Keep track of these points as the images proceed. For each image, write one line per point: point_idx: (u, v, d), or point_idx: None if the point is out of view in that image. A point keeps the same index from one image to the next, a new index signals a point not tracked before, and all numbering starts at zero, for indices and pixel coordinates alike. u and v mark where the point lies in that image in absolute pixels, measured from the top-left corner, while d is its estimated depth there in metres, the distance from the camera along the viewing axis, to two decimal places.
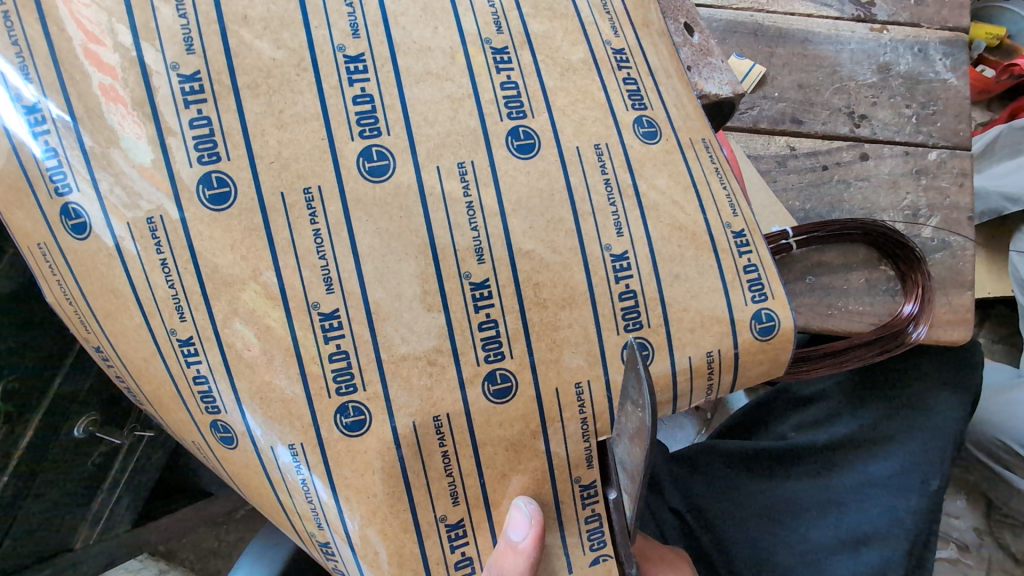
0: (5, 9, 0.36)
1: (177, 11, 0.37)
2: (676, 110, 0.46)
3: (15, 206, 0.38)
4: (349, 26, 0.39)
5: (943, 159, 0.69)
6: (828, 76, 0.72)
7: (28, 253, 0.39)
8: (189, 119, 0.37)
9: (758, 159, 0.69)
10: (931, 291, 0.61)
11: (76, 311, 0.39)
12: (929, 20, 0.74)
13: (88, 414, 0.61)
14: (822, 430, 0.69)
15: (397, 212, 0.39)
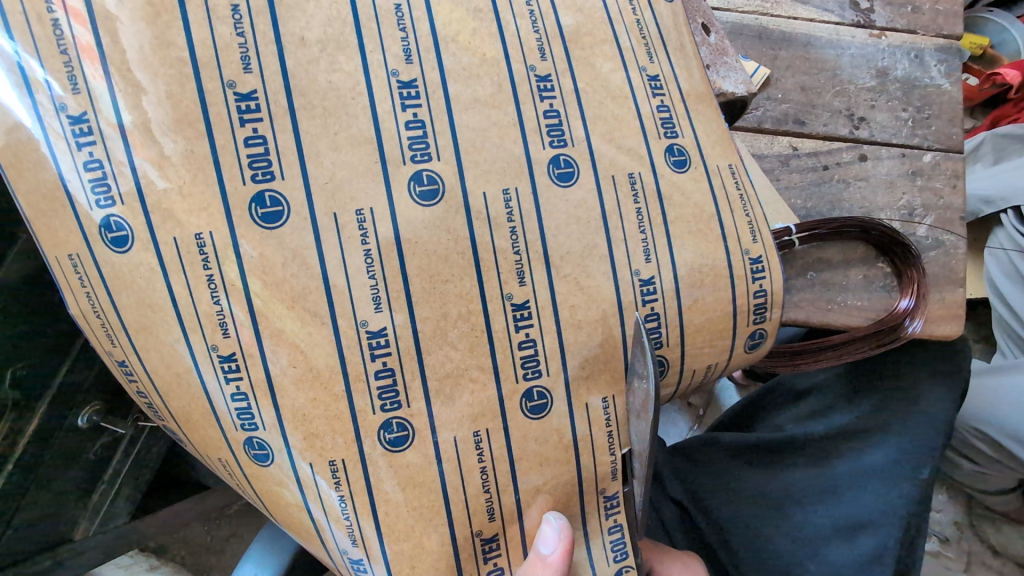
0: (56, 15, 0.36)
1: (235, 30, 0.37)
2: (705, 136, 0.48)
3: (47, 216, 0.37)
4: (402, 51, 0.40)
5: (937, 161, 0.74)
6: (829, 79, 0.77)
7: (52, 262, 0.38)
8: (245, 138, 0.37)
9: (761, 158, 0.73)
10: (926, 287, 0.65)
11: (103, 325, 0.38)
12: (925, 27, 0.81)
13: (92, 403, 0.58)
14: (819, 422, 0.75)
15: (445, 235, 0.40)
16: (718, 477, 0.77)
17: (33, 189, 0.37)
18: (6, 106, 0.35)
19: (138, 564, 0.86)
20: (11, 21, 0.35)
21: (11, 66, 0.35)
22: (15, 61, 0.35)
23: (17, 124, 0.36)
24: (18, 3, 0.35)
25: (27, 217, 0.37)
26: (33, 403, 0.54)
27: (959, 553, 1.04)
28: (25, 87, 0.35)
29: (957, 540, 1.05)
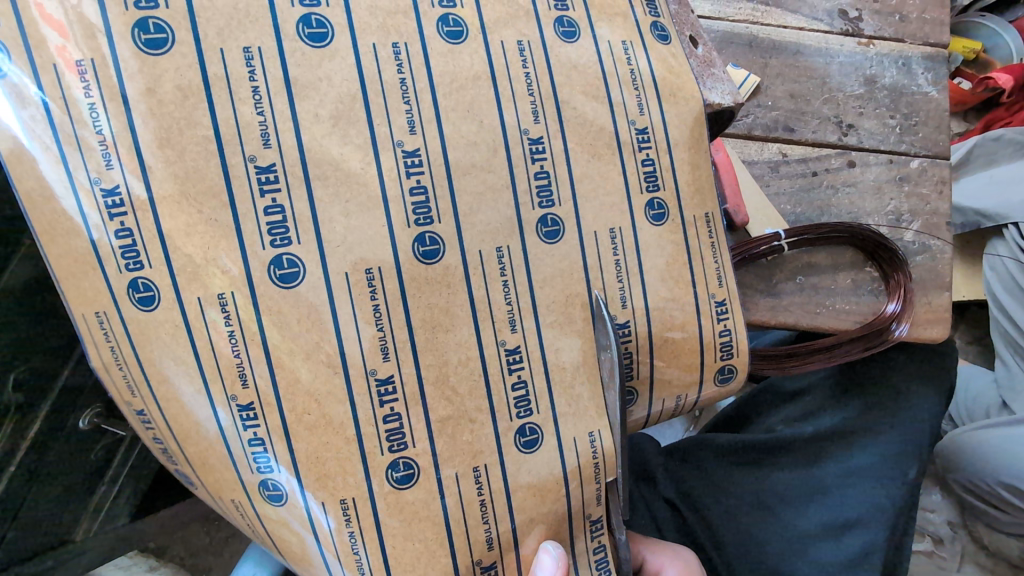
0: (92, 99, 0.39)
1: (255, 109, 0.41)
2: (689, 187, 0.51)
3: (76, 277, 0.40)
4: (406, 123, 0.44)
5: (923, 168, 0.85)
6: (818, 86, 0.87)
7: (77, 319, 0.41)
8: (264, 207, 0.41)
9: (753, 164, 0.84)
10: (909, 291, 0.76)
11: (125, 377, 0.42)
12: (912, 35, 0.90)
13: (92, 408, 0.72)
14: (809, 422, 0.85)
15: (445, 290, 0.44)
16: (709, 479, 0.84)
17: (65, 254, 0.40)
18: (48, 180, 0.39)
19: (137, 565, 0.91)
20: (52, 106, 0.38)
21: (50, 144, 0.39)
22: (56, 144, 0.39)
23: (53, 197, 0.39)
24: (55, 87, 0.38)
25: (58, 277, 0.40)
26: (35, 407, 0.66)
27: (952, 553, 1.15)
28: (63, 162, 0.39)
29: (951, 539, 1.16)
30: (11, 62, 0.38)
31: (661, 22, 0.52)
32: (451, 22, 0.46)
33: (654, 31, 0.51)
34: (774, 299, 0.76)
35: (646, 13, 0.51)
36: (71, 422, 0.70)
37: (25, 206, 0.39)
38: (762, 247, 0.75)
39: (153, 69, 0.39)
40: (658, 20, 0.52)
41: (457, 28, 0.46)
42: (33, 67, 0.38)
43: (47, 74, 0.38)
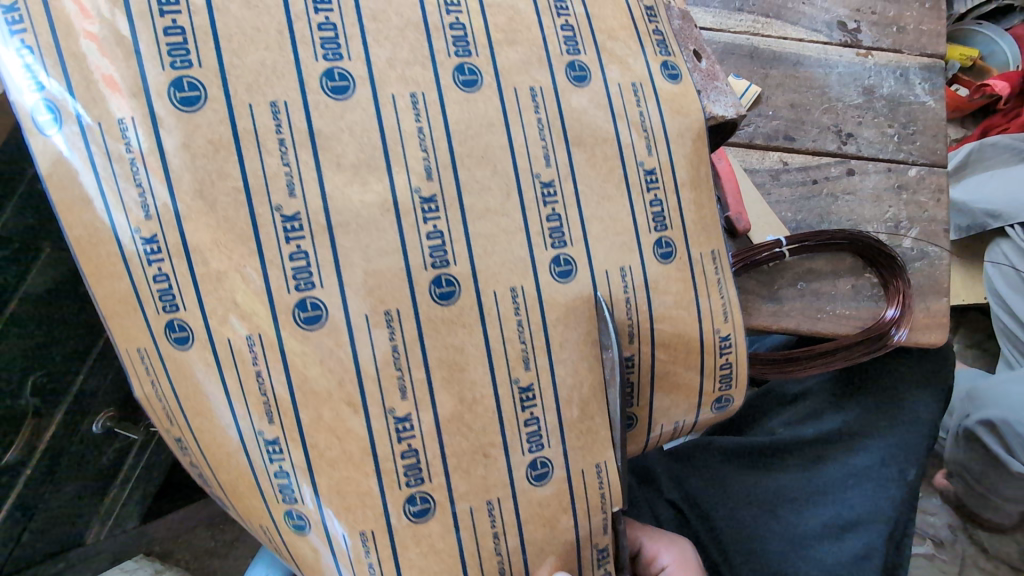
0: (133, 155, 0.41)
1: (281, 160, 0.43)
2: (697, 224, 0.53)
3: (120, 315, 0.43)
4: (424, 170, 0.46)
5: (921, 175, 0.87)
6: (818, 96, 0.89)
7: (123, 353, 0.44)
8: (290, 253, 0.43)
9: (754, 173, 0.86)
10: (908, 296, 0.79)
11: (164, 407, 0.44)
12: (909, 46, 0.92)
13: (105, 412, 0.77)
14: (810, 425, 0.88)
15: (461, 329, 0.46)
16: (710, 480, 0.86)
17: (110, 295, 0.42)
18: (95, 228, 0.41)
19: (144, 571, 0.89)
20: (98, 162, 0.41)
21: (98, 195, 0.41)
22: (102, 196, 0.41)
23: (99, 241, 0.42)
24: (102, 144, 0.41)
25: (104, 317, 0.43)
26: (53, 411, 0.71)
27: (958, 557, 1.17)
28: (107, 213, 0.41)
29: (952, 543, 1.17)
30: (61, 120, 0.40)
31: (672, 61, 0.53)
32: (467, 71, 0.48)
33: (664, 71, 0.53)
34: (777, 304, 0.78)
35: (656, 53, 0.53)
36: (85, 425, 0.75)
37: (74, 249, 0.42)
38: (765, 254, 0.77)
39: (188, 126, 0.41)
40: (668, 59, 0.53)
41: (473, 76, 0.48)
42: (82, 124, 0.40)
43: (94, 132, 0.41)
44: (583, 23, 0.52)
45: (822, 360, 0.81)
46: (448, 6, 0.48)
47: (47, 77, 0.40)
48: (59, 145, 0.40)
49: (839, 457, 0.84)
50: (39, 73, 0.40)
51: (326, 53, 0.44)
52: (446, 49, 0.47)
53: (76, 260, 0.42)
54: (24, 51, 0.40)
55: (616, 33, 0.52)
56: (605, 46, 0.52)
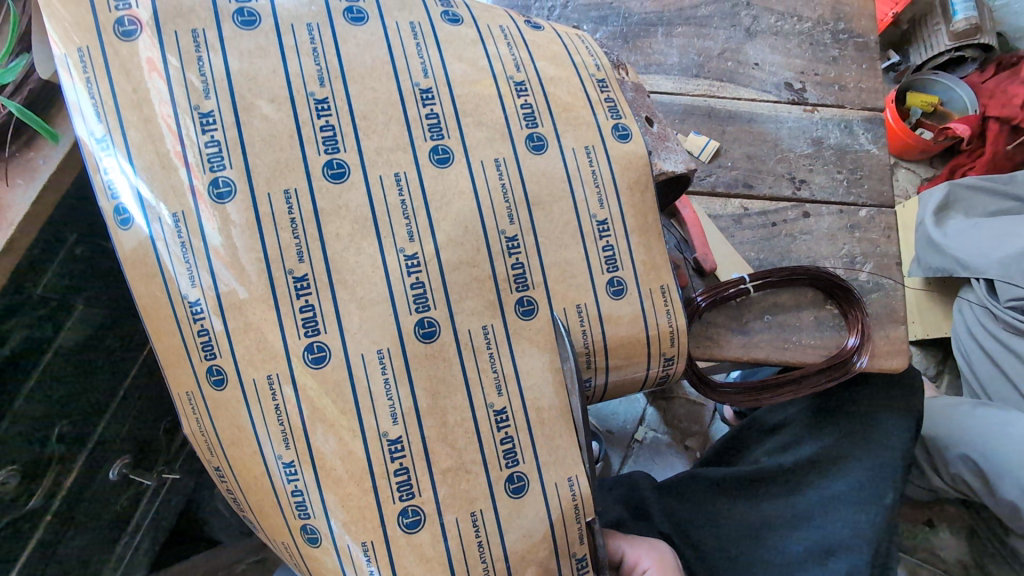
0: (184, 240, 0.54)
1: (293, 235, 0.54)
2: (644, 266, 0.63)
3: (174, 364, 0.55)
4: (407, 234, 0.57)
5: (871, 216, 0.99)
6: (772, 148, 1.03)
7: (176, 397, 0.55)
8: (300, 307, 0.54)
9: (718, 218, 0.98)
10: (867, 325, 0.88)
11: (205, 440, 0.55)
12: (851, 102, 1.07)
13: (121, 459, 0.87)
14: (789, 454, 0.95)
15: (442, 363, 0.55)
16: (695, 507, 0.94)
17: (167, 347, 0.54)
18: (158, 296, 0.54)
19: None
20: (159, 246, 0.54)
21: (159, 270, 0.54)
22: (161, 272, 0.54)
23: (159, 306, 0.54)
24: (161, 234, 0.54)
25: (163, 367, 0.55)
26: (73, 459, 0.80)
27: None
28: (165, 284, 0.54)
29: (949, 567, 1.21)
30: (132, 217, 0.53)
31: (622, 125, 0.64)
32: (440, 151, 0.59)
33: (615, 132, 0.63)
34: (745, 335, 0.88)
35: (608, 117, 0.64)
36: (104, 471, 0.85)
37: (142, 313, 0.55)
38: (732, 290, 0.87)
39: (225, 214, 0.54)
40: (619, 122, 0.64)
41: (445, 155, 0.59)
42: (147, 218, 0.54)
43: (156, 224, 0.54)
44: (541, 103, 0.62)
45: (790, 388, 0.88)
46: (425, 100, 0.59)
47: (122, 185, 0.54)
48: (130, 236, 0.54)
49: (815, 482, 0.91)
50: (117, 183, 0.54)
51: (325, 148, 0.56)
52: (422, 135, 0.59)
53: (143, 322, 0.54)
54: (114, 157, 0.54)
55: (571, 105, 0.63)
56: (560, 119, 0.63)
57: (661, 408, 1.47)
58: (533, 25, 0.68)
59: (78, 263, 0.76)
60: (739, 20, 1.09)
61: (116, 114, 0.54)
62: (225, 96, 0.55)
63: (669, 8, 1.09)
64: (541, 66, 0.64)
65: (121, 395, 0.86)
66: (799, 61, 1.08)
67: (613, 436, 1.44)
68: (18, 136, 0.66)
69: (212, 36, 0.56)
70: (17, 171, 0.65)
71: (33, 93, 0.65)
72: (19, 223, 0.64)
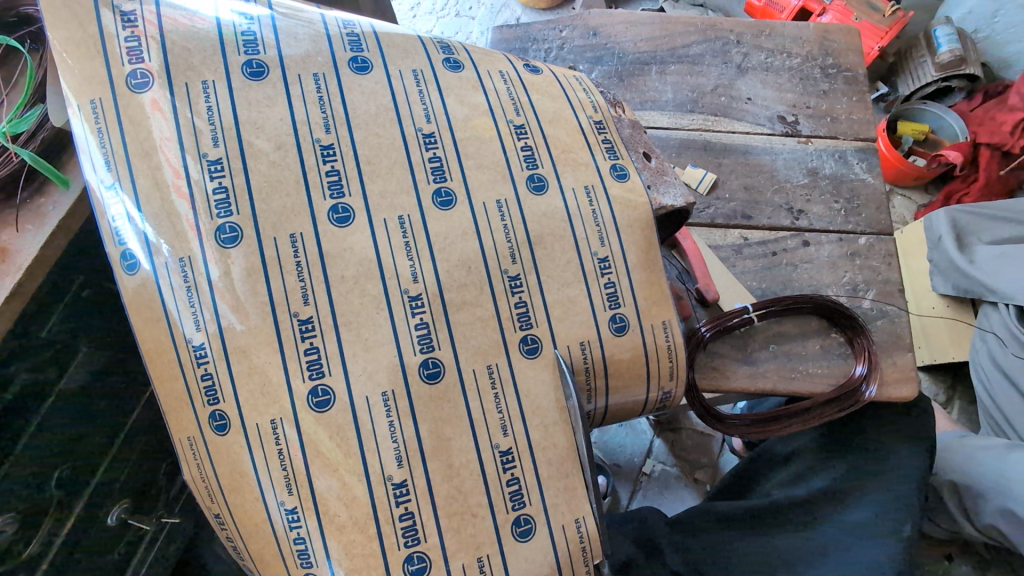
0: (189, 283, 0.54)
1: (298, 277, 0.55)
2: (647, 302, 0.63)
3: (176, 409, 0.54)
4: (411, 274, 0.57)
5: (871, 243, 1.00)
6: (768, 179, 1.05)
7: (177, 442, 0.55)
8: (305, 349, 0.54)
9: (717, 248, 0.98)
10: (874, 353, 0.87)
11: (206, 487, 0.54)
12: (844, 133, 1.09)
13: (120, 502, 0.84)
14: (801, 485, 0.94)
15: (447, 403, 0.55)
16: (707, 545, 0.91)
17: (170, 392, 0.54)
18: (163, 340, 0.54)
19: None
20: (164, 290, 0.54)
21: (164, 315, 0.54)
22: (166, 316, 0.54)
23: (162, 350, 0.54)
24: (168, 278, 0.54)
25: (165, 413, 0.55)
26: (72, 502, 0.78)
27: None
28: (170, 329, 0.54)
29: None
30: (140, 262, 0.54)
31: (620, 164, 0.66)
32: (443, 194, 0.60)
33: (613, 172, 0.65)
34: (751, 366, 0.87)
35: (606, 158, 0.65)
36: (102, 516, 0.82)
37: (145, 357, 0.54)
38: (735, 320, 0.87)
39: (231, 258, 0.55)
40: (616, 162, 0.66)
41: (449, 198, 0.60)
42: (154, 263, 0.54)
43: (162, 269, 0.54)
44: (540, 145, 0.64)
45: (800, 419, 0.86)
46: (427, 144, 0.61)
47: (131, 232, 0.55)
48: (137, 281, 0.54)
49: (833, 516, 0.88)
50: (126, 230, 0.55)
51: (331, 193, 0.57)
52: (425, 178, 0.60)
53: (146, 366, 0.54)
54: (123, 205, 0.55)
55: (570, 147, 0.65)
56: (559, 160, 0.64)
57: (668, 439, 1.45)
58: (531, 69, 0.70)
59: (84, 304, 0.78)
60: (729, 57, 1.13)
61: (125, 163, 0.55)
62: (233, 144, 0.57)
63: (662, 47, 1.14)
64: (540, 111, 0.66)
65: (121, 437, 0.85)
66: (791, 95, 1.12)
67: (619, 469, 1.41)
68: (33, 182, 0.71)
69: (222, 87, 0.58)
70: (29, 217, 0.69)
71: (47, 140, 0.70)
72: (27, 265, 0.67)
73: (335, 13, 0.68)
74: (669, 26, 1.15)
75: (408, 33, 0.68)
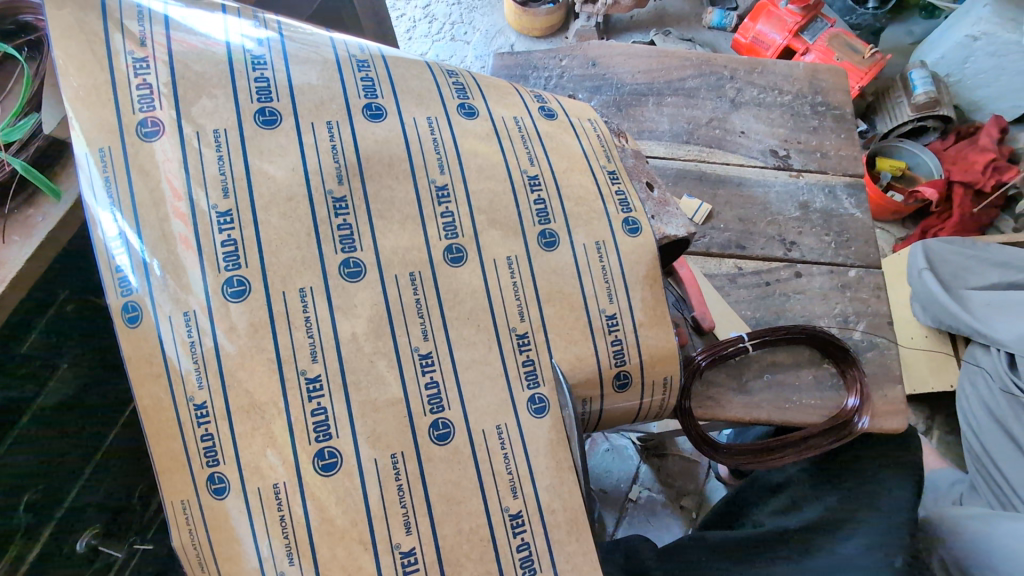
0: (193, 338, 0.53)
1: (307, 334, 0.54)
2: (651, 355, 0.63)
3: (170, 471, 0.52)
4: (422, 332, 0.57)
5: (860, 276, 1.01)
6: (762, 212, 1.06)
7: (167, 504, 0.52)
8: (312, 409, 0.53)
9: (713, 277, 1.00)
10: (864, 384, 0.89)
11: (197, 555, 0.52)
12: (833, 168, 1.11)
13: (91, 527, 0.79)
14: (793, 516, 0.92)
15: (456, 466, 0.55)
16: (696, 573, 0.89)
17: (166, 453, 0.52)
18: (161, 398, 0.52)
19: None
20: (165, 345, 0.53)
21: (164, 371, 0.53)
22: (166, 372, 0.52)
23: (159, 408, 0.52)
24: (170, 332, 0.53)
25: (157, 476, 0.52)
26: (42, 527, 0.73)
27: None
28: (169, 385, 0.52)
29: None
30: (140, 316, 0.53)
31: (633, 217, 0.65)
32: (454, 250, 0.60)
33: (625, 225, 0.64)
34: (746, 396, 0.88)
35: (619, 211, 0.65)
36: (70, 543, 0.76)
37: (141, 416, 0.52)
38: (731, 349, 0.87)
39: (237, 312, 0.54)
40: (629, 215, 0.65)
41: (460, 253, 0.60)
42: (156, 317, 0.53)
43: (163, 324, 0.53)
44: (554, 197, 0.64)
45: (796, 448, 0.87)
46: (441, 197, 0.61)
47: (132, 284, 0.53)
48: (138, 335, 0.53)
49: (827, 546, 0.88)
50: (126, 282, 0.53)
51: (343, 247, 0.57)
52: (437, 233, 0.60)
53: (142, 425, 0.52)
54: (127, 257, 0.53)
55: (583, 199, 0.65)
56: (571, 214, 0.64)
57: (655, 466, 1.44)
58: (546, 112, 0.70)
59: (69, 319, 0.73)
60: (723, 91, 1.15)
61: (131, 212, 0.54)
62: (244, 195, 0.56)
63: (658, 80, 1.15)
64: (554, 160, 0.66)
65: (97, 459, 0.79)
66: (783, 131, 1.13)
67: (606, 495, 1.40)
68: (23, 191, 0.65)
69: (233, 135, 0.57)
70: (15, 228, 0.63)
71: (40, 151, 0.65)
72: (10, 279, 0.61)
73: (344, 35, 0.67)
74: (665, 59, 1.17)
75: (417, 59, 0.69)
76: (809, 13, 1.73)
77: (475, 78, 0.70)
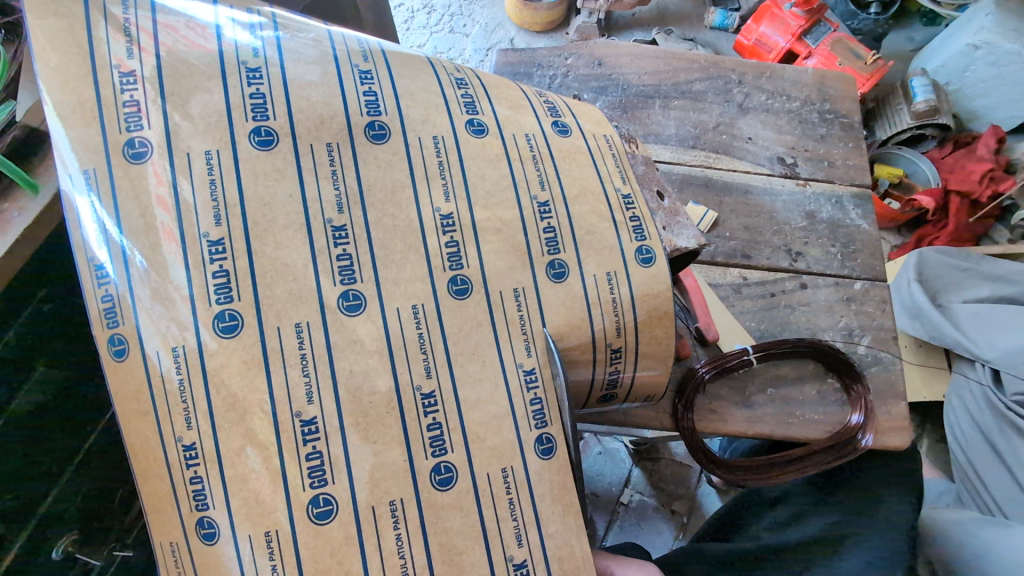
0: (181, 375, 0.50)
1: (302, 371, 0.51)
2: None
3: (158, 512, 0.50)
4: (424, 369, 0.54)
5: (866, 288, 0.98)
6: (767, 220, 1.03)
7: (156, 545, 0.50)
8: (307, 454, 0.50)
9: (718, 287, 0.97)
10: (869, 401, 0.86)
11: None
12: (840, 178, 1.08)
13: (68, 536, 0.70)
14: (795, 531, 0.90)
15: (459, 512, 0.52)
16: None
17: (153, 493, 0.50)
18: (150, 437, 0.50)
19: None
20: (152, 383, 0.50)
21: (151, 410, 0.50)
22: (153, 411, 0.50)
23: (148, 447, 0.50)
24: (156, 370, 0.50)
25: (145, 516, 0.50)
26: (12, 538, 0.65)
27: None
28: (158, 425, 0.50)
29: None
30: (127, 351, 0.50)
31: (646, 246, 0.62)
32: (459, 281, 0.57)
33: (638, 255, 0.61)
34: (749, 410, 0.85)
35: (632, 239, 0.62)
36: (45, 553, 0.68)
37: (129, 453, 0.50)
38: (734, 361, 0.85)
39: (229, 349, 0.51)
40: (643, 243, 0.62)
41: (465, 284, 0.57)
42: (144, 352, 0.50)
43: (150, 360, 0.50)
44: (565, 225, 0.61)
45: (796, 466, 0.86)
46: (445, 226, 0.58)
47: (117, 317, 0.50)
48: (123, 370, 0.50)
49: None
50: (111, 315, 0.50)
51: (341, 278, 0.54)
52: (441, 262, 0.57)
53: (130, 465, 0.50)
54: (112, 287, 0.50)
55: (595, 226, 0.62)
56: (582, 243, 0.61)
57: (646, 469, 1.41)
58: (559, 128, 0.67)
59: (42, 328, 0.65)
60: (731, 96, 1.12)
61: (118, 240, 0.51)
62: (237, 222, 0.53)
63: (665, 82, 1.12)
64: (565, 182, 0.63)
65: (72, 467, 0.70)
66: (790, 138, 1.10)
67: (596, 497, 1.38)
68: None
69: (226, 157, 0.54)
70: None
71: (16, 141, 0.59)
72: None
73: (342, 29, 0.64)
74: (673, 61, 1.14)
75: (416, 57, 0.65)
76: (813, 16, 1.70)
77: (481, 81, 0.67)
